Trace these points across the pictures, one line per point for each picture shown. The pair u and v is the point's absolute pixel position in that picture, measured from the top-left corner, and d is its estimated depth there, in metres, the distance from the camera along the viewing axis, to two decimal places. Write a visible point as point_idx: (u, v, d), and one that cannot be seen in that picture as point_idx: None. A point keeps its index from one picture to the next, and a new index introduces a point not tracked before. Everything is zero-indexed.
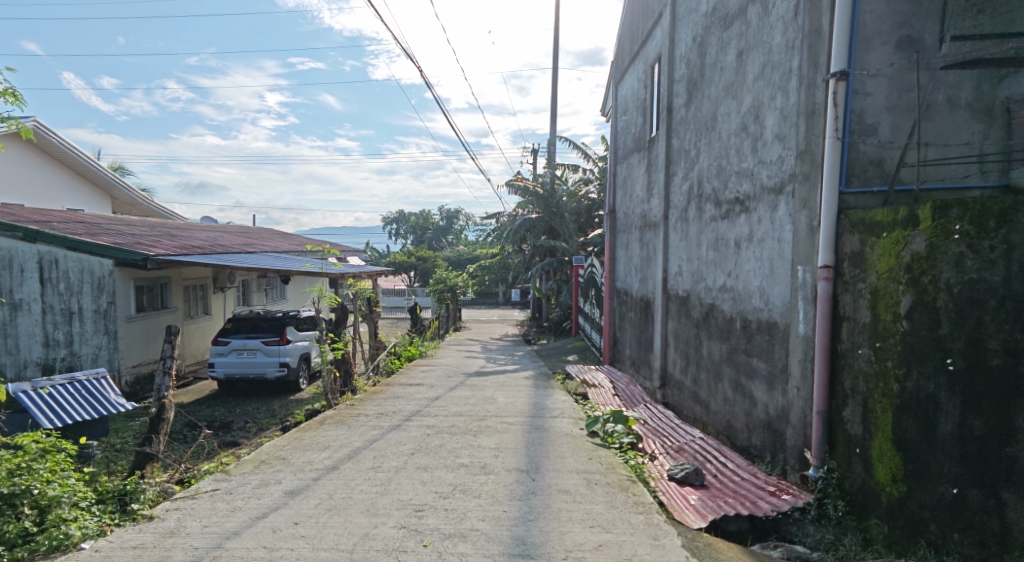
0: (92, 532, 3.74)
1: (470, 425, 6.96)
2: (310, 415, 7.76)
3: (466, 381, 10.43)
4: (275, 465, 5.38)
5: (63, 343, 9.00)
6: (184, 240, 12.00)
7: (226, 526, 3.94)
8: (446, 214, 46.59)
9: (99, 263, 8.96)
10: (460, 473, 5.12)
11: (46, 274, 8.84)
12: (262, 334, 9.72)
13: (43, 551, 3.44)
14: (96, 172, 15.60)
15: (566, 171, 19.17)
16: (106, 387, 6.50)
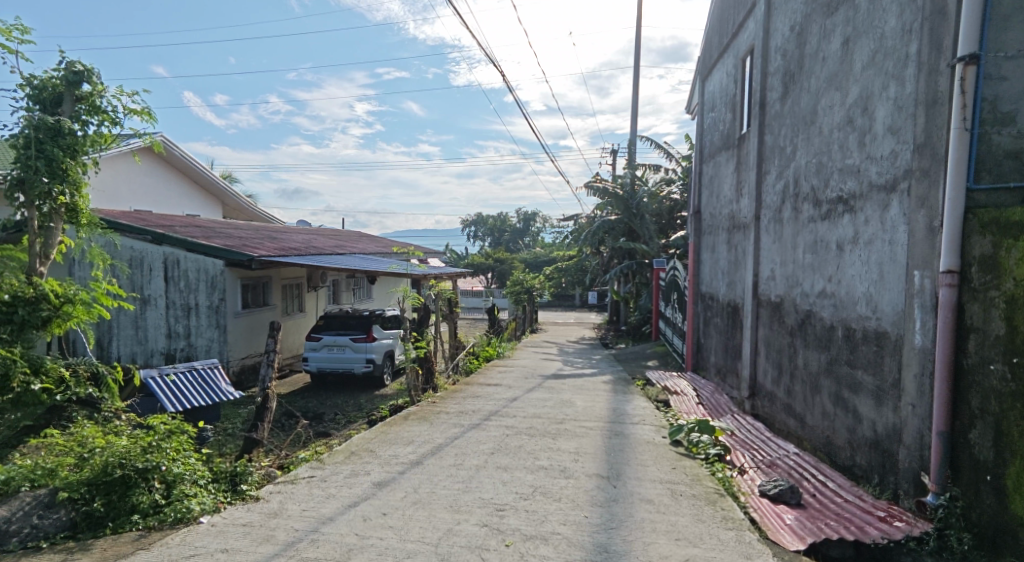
0: (210, 507, 4.08)
1: (548, 428, 6.93)
2: (394, 410, 8.05)
3: (544, 383, 10.41)
4: (363, 457, 5.62)
5: (183, 335, 9.86)
6: (282, 242, 12.85)
7: (322, 512, 4.15)
8: (523, 216, 46.89)
9: (213, 264, 9.84)
10: (540, 475, 5.11)
11: (170, 272, 9.69)
12: (351, 331, 10.20)
13: (169, 521, 3.83)
14: (211, 180, 17.03)
15: (647, 171, 18.74)
16: (219, 375, 7.07)
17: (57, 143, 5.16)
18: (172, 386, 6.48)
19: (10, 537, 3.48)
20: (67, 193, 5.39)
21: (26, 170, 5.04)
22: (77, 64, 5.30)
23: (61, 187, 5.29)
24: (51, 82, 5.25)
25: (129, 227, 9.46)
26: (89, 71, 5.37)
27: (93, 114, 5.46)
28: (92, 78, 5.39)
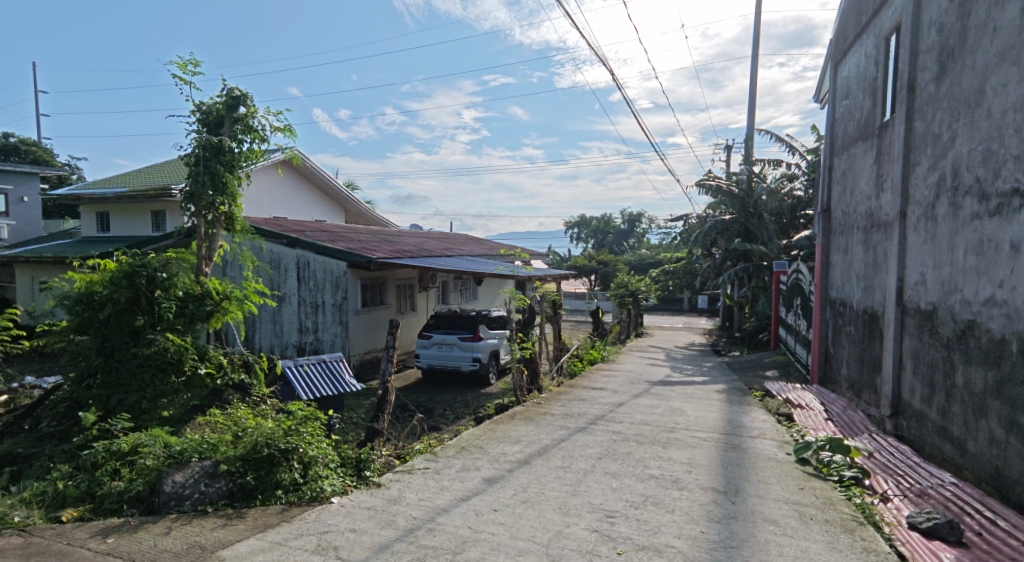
0: (340, 489, 4.42)
1: (658, 436, 6.69)
2: (500, 408, 8.19)
3: (651, 389, 10.08)
4: (473, 452, 5.77)
5: (312, 330, 10.76)
6: (397, 245, 13.58)
7: (438, 503, 4.32)
8: (629, 217, 45.85)
9: (337, 264, 10.56)
10: (651, 484, 4.94)
11: (302, 273, 10.63)
12: (459, 330, 10.54)
13: (306, 500, 4.20)
14: (338, 190, 18.47)
15: (765, 166, 17.55)
16: (343, 368, 7.59)
17: (219, 159, 5.87)
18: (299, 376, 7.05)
19: (184, 500, 3.98)
20: (225, 204, 6.03)
21: (195, 184, 5.79)
22: (235, 90, 5.96)
23: (221, 199, 5.98)
24: (214, 107, 5.95)
25: (272, 232, 10.61)
26: (244, 95, 6.01)
27: (247, 133, 6.10)
28: (247, 102, 6.03)
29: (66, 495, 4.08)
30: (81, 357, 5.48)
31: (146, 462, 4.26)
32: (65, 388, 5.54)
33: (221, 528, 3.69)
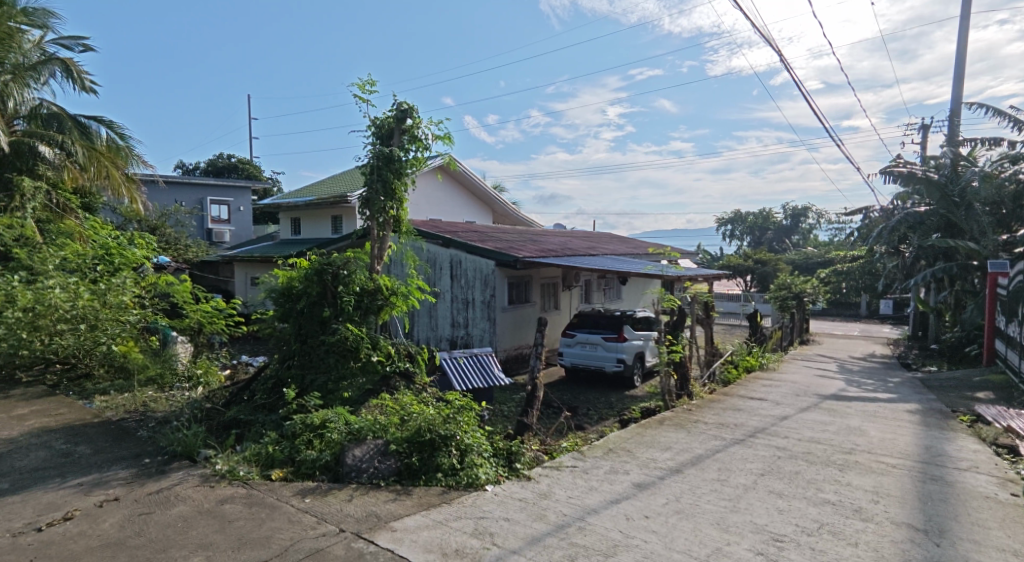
0: (493, 478, 4.59)
1: (832, 457, 5.99)
2: (647, 412, 7.92)
3: (822, 404, 9.07)
4: (621, 455, 5.65)
5: (463, 325, 11.36)
6: (543, 244, 13.78)
7: (588, 502, 4.30)
8: (792, 211, 41.79)
9: (485, 263, 10.97)
10: (826, 510, 4.43)
11: (454, 271, 11.30)
12: (603, 330, 10.40)
13: (463, 485, 4.42)
14: (488, 194, 19.20)
15: (977, 147, 14.87)
16: (491, 362, 7.90)
17: (390, 168, 6.43)
18: (448, 367, 7.42)
19: (362, 473, 4.42)
20: (394, 208, 6.57)
21: (371, 191, 6.42)
22: (403, 104, 6.46)
23: (391, 204, 6.53)
24: (386, 121, 6.50)
25: (430, 233, 11.41)
26: (411, 108, 6.49)
27: (412, 143, 6.60)
28: (413, 114, 6.51)
29: (274, 458, 4.75)
30: (284, 342, 6.35)
31: (332, 435, 4.82)
32: (272, 366, 6.45)
33: (392, 502, 4.03)
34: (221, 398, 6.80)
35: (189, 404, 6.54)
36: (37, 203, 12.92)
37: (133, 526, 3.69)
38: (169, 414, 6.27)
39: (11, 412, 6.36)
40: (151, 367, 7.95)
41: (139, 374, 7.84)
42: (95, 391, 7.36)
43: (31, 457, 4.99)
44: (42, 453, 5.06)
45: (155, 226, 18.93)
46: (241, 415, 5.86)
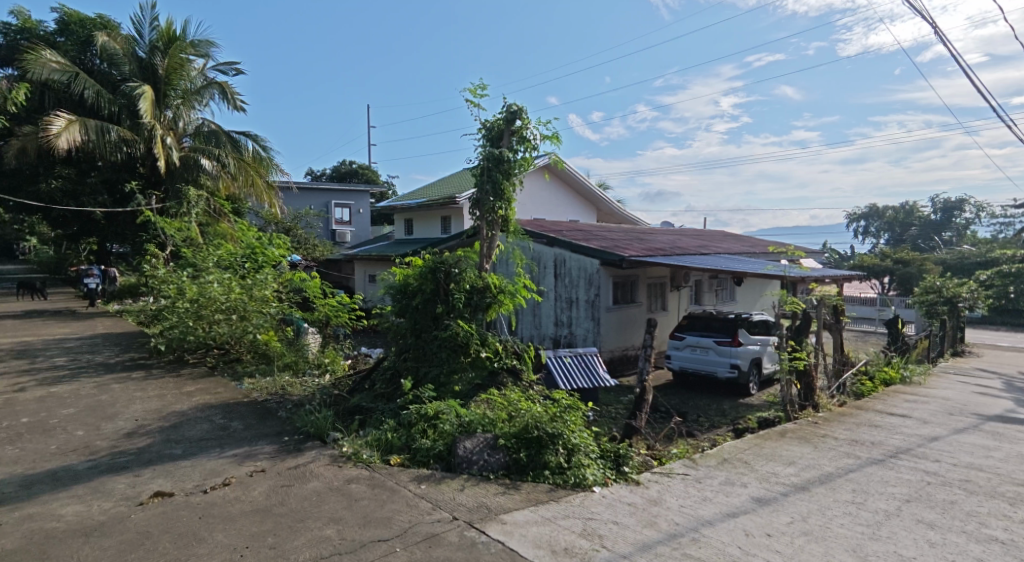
0: (600, 480, 4.52)
1: (996, 488, 5.22)
2: (766, 423, 7.41)
3: (981, 425, 7.95)
4: (738, 467, 5.33)
5: (567, 324, 11.34)
6: (650, 243, 13.37)
7: (703, 513, 4.10)
8: (943, 205, 37.05)
9: (590, 262, 10.82)
10: (990, 550, 3.88)
11: (559, 270, 11.31)
12: (715, 333, 9.87)
13: (570, 484, 4.40)
14: (594, 193, 18.99)
15: None
16: (597, 362, 7.79)
17: (499, 169, 6.55)
18: (553, 366, 7.43)
19: (472, 464, 4.55)
20: (502, 207, 6.67)
21: (481, 193, 6.60)
22: (513, 105, 6.53)
23: (501, 204, 6.65)
24: (496, 123, 6.62)
25: (535, 232, 11.51)
26: (521, 109, 6.54)
27: (521, 144, 6.66)
28: (523, 115, 6.56)
29: (393, 444, 5.03)
30: (401, 335, 6.70)
31: (445, 426, 5.02)
32: (390, 358, 6.86)
33: (502, 495, 4.10)
34: (347, 385, 7.33)
35: (320, 389, 7.14)
36: (200, 209, 14.82)
37: (276, 496, 4.10)
38: (304, 397, 6.88)
39: (181, 388, 7.34)
40: (288, 355, 8.77)
41: (277, 360, 8.70)
42: (244, 373, 8.29)
43: (196, 428, 5.71)
44: (204, 426, 5.77)
45: (289, 227, 20.89)
46: (364, 402, 6.28)
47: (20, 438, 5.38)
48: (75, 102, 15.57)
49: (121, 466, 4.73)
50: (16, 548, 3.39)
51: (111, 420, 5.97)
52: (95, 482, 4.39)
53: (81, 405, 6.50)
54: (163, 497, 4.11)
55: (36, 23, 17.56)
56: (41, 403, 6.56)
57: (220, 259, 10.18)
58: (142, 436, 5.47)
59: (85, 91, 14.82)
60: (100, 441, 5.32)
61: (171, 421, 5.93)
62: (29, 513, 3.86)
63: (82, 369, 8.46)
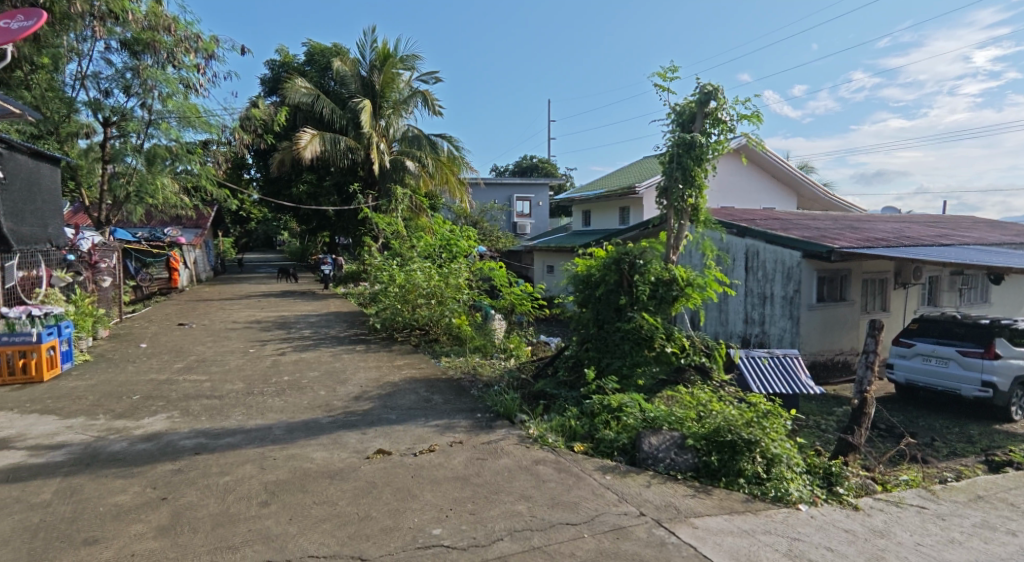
0: (807, 497, 4.05)
1: None
2: None
3: None
4: (999, 509, 4.38)
5: (758, 322, 10.40)
6: (869, 233, 11.60)
7: (947, 556, 3.46)
8: None
9: (790, 255, 9.77)
10: None
11: (751, 263, 10.42)
12: (958, 342, 8.23)
13: (770, 497, 4.00)
14: (794, 176, 17.05)
15: None
16: (798, 366, 7.02)
17: (690, 154, 6.17)
18: (747, 368, 6.84)
19: (658, 461, 4.40)
20: (692, 196, 6.28)
21: (669, 180, 6.29)
22: (707, 86, 6.10)
23: (690, 191, 6.27)
24: (688, 106, 6.27)
25: (726, 222, 10.75)
26: (716, 89, 6.08)
27: (715, 126, 6.19)
28: (718, 95, 6.09)
29: (577, 432, 5.10)
30: (583, 326, 6.73)
31: (629, 420, 4.94)
32: (572, 347, 6.95)
33: (692, 498, 3.91)
34: (531, 371, 7.63)
35: (507, 372, 7.54)
36: (405, 206, 16.69)
37: (473, 467, 4.43)
38: (493, 379, 7.34)
39: (394, 362, 8.34)
40: (477, 338, 9.41)
41: (469, 343, 9.38)
42: (442, 352, 9.11)
43: (406, 398, 6.43)
44: (412, 396, 6.47)
45: (477, 221, 22.45)
46: (548, 388, 6.46)
47: (282, 391, 6.60)
48: (316, 118, 18.48)
49: (352, 423, 5.53)
50: (283, 480, 4.16)
51: (344, 384, 7.01)
52: (334, 434, 5.19)
53: (322, 369, 7.75)
54: (384, 454, 4.70)
55: (291, 56, 21.17)
56: (295, 366, 7.97)
57: (421, 250, 11.30)
58: (366, 400, 6.33)
59: (324, 110, 17.58)
60: (336, 401, 6.28)
61: (387, 390, 6.77)
62: (291, 453, 4.71)
63: (319, 340, 10.07)
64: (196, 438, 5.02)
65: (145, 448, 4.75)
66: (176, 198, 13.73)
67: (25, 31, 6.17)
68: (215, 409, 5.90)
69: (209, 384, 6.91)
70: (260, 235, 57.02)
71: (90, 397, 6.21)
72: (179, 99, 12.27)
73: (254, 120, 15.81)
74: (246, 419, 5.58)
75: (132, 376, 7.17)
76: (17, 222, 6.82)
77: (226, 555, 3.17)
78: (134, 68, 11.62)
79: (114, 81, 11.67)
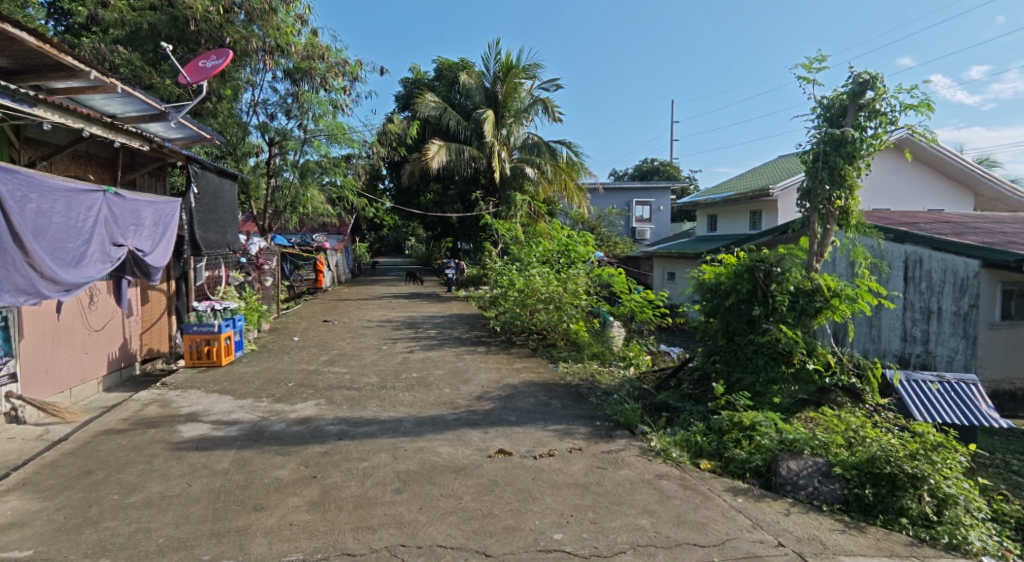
0: (993, 548, 3.48)
1: None
2: None
3: None
4: None
5: (921, 341, 9.10)
6: None
7: None
8: None
9: (964, 264, 8.53)
10: None
11: (911, 273, 9.16)
12: None
13: (942, 543, 3.50)
14: (968, 173, 14.85)
15: None
16: (978, 395, 6.04)
17: (840, 152, 5.59)
18: (909, 392, 6.03)
19: (799, 489, 4.03)
20: (842, 197, 5.70)
21: (813, 181, 5.74)
22: (863, 75, 5.51)
23: (839, 193, 5.68)
24: (839, 99, 5.71)
25: (882, 226, 9.62)
26: (874, 78, 5.47)
27: (872, 119, 5.56)
28: (877, 84, 5.48)
29: (703, 448, 4.84)
30: (710, 336, 6.35)
31: (764, 440, 4.59)
32: (698, 358, 6.58)
33: (841, 534, 3.54)
34: (653, 381, 7.37)
35: (627, 382, 7.35)
36: (524, 212, 17.00)
37: (594, 475, 4.37)
38: (612, 387, 7.20)
39: (514, 365, 8.49)
40: (595, 345, 9.32)
41: (587, 350, 9.30)
42: (560, 358, 9.12)
43: (526, 400, 6.52)
44: (531, 400, 6.55)
45: (594, 226, 22.37)
46: (671, 400, 6.18)
47: (412, 387, 6.99)
48: (443, 130, 19.47)
49: (474, 422, 5.71)
50: (414, 471, 4.40)
51: (467, 384, 7.27)
52: (459, 431, 5.39)
53: (446, 368, 8.12)
54: (505, 455, 4.79)
55: (423, 73, 22.54)
56: (422, 363, 8.44)
57: (540, 255, 11.40)
58: (488, 400, 6.52)
59: (450, 121, 18.46)
60: (460, 399, 6.53)
61: (507, 391, 6.91)
62: (420, 446, 4.97)
63: (444, 340, 10.56)
64: (339, 424, 5.48)
65: (299, 430, 5.27)
66: (324, 207, 15.13)
67: (217, 70, 7.17)
68: (354, 399, 6.40)
69: (349, 376, 7.52)
70: (392, 240, 61.21)
71: (255, 382, 7.03)
72: (328, 118, 13.65)
73: (390, 135, 17.05)
74: (381, 411, 5.99)
75: (287, 365, 8.01)
76: (205, 229, 7.92)
77: (367, 535, 3.41)
78: (294, 94, 12.96)
79: (278, 106, 13.13)
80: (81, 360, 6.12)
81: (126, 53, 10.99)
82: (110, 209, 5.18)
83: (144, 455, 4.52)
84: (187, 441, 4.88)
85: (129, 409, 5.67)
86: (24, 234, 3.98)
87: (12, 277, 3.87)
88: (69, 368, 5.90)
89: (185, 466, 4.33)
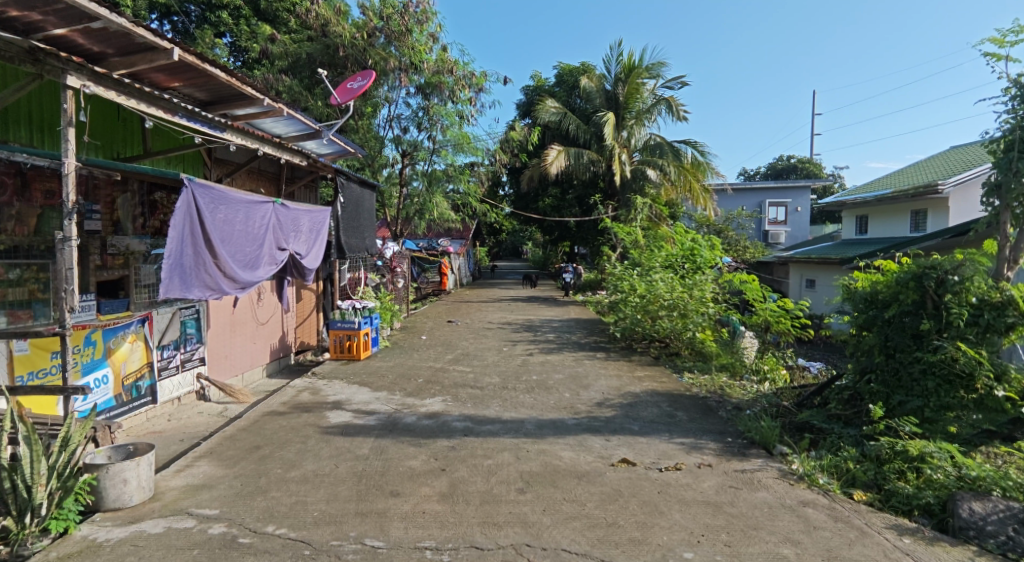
0: None
1: None
2: None
3: None
4: None
5: None
6: None
7: None
8: None
9: None
10: None
11: None
12: None
13: None
14: None
15: None
16: None
17: None
18: None
19: (986, 536, 3.47)
20: None
21: (1006, 174, 4.93)
22: None
23: None
24: None
25: None
26: None
27: None
28: None
29: (858, 478, 4.34)
30: (864, 352, 5.65)
31: (937, 476, 4.05)
32: (848, 377, 5.89)
33: None
34: (792, 397, 6.75)
35: (761, 397, 6.82)
36: (644, 215, 16.49)
37: (726, 494, 4.10)
38: (744, 402, 6.72)
39: (634, 373, 8.27)
40: (725, 356, 8.80)
41: (715, 360, 8.82)
42: (685, 367, 8.73)
43: (649, 410, 6.30)
44: (655, 410, 6.32)
45: (721, 229, 21.20)
46: (815, 420, 5.61)
47: (532, 390, 7.06)
48: (564, 135, 19.55)
49: (596, 428, 5.63)
50: (538, 472, 4.42)
51: (587, 389, 7.20)
52: (580, 437, 5.34)
53: (566, 373, 8.09)
54: (629, 464, 4.66)
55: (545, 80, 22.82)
56: (542, 366, 8.50)
57: (662, 259, 10.91)
58: (609, 407, 6.38)
59: (572, 126, 18.49)
60: (581, 404, 6.48)
61: (629, 400, 6.73)
62: (542, 448, 4.99)
63: (563, 344, 10.56)
64: (465, 421, 5.67)
65: (428, 424, 5.54)
66: (450, 213, 15.81)
67: (363, 90, 7.70)
68: (478, 398, 6.59)
69: (473, 375, 7.77)
70: (510, 244, 62.64)
71: (390, 376, 7.51)
72: (454, 128, 14.27)
73: (512, 142, 17.47)
74: (503, 411, 6.11)
75: (417, 362, 8.46)
76: (349, 234, 8.61)
77: (493, 531, 3.48)
78: (424, 106, 13.64)
79: (411, 120, 13.90)
80: (250, 350, 6.92)
81: (287, 81, 12.35)
82: (277, 217, 5.79)
83: (299, 436, 5.01)
84: (334, 426, 5.33)
85: (287, 394, 6.31)
86: (212, 240, 4.57)
87: (202, 276, 4.46)
88: (241, 356, 6.71)
89: (333, 449, 4.72)
